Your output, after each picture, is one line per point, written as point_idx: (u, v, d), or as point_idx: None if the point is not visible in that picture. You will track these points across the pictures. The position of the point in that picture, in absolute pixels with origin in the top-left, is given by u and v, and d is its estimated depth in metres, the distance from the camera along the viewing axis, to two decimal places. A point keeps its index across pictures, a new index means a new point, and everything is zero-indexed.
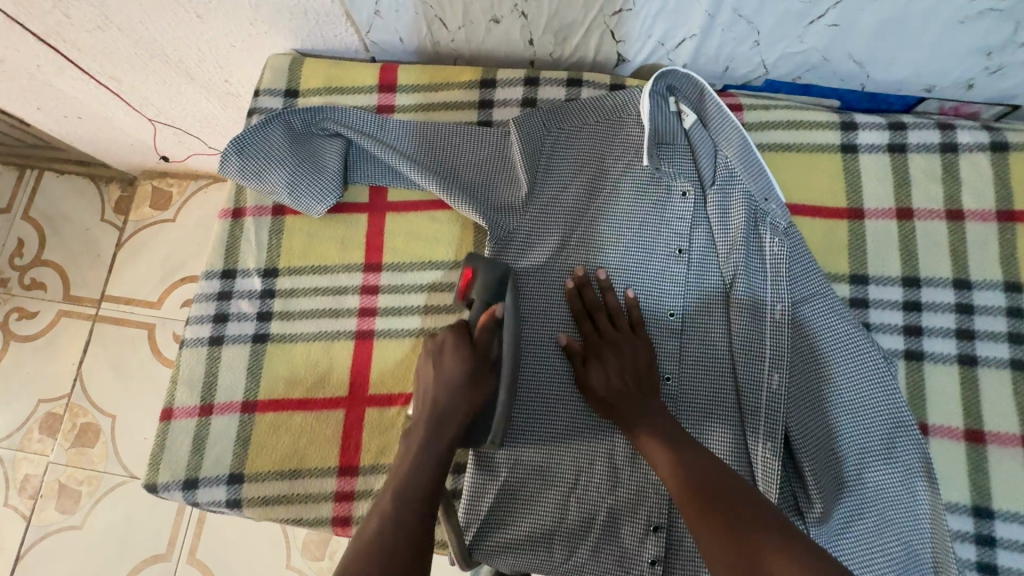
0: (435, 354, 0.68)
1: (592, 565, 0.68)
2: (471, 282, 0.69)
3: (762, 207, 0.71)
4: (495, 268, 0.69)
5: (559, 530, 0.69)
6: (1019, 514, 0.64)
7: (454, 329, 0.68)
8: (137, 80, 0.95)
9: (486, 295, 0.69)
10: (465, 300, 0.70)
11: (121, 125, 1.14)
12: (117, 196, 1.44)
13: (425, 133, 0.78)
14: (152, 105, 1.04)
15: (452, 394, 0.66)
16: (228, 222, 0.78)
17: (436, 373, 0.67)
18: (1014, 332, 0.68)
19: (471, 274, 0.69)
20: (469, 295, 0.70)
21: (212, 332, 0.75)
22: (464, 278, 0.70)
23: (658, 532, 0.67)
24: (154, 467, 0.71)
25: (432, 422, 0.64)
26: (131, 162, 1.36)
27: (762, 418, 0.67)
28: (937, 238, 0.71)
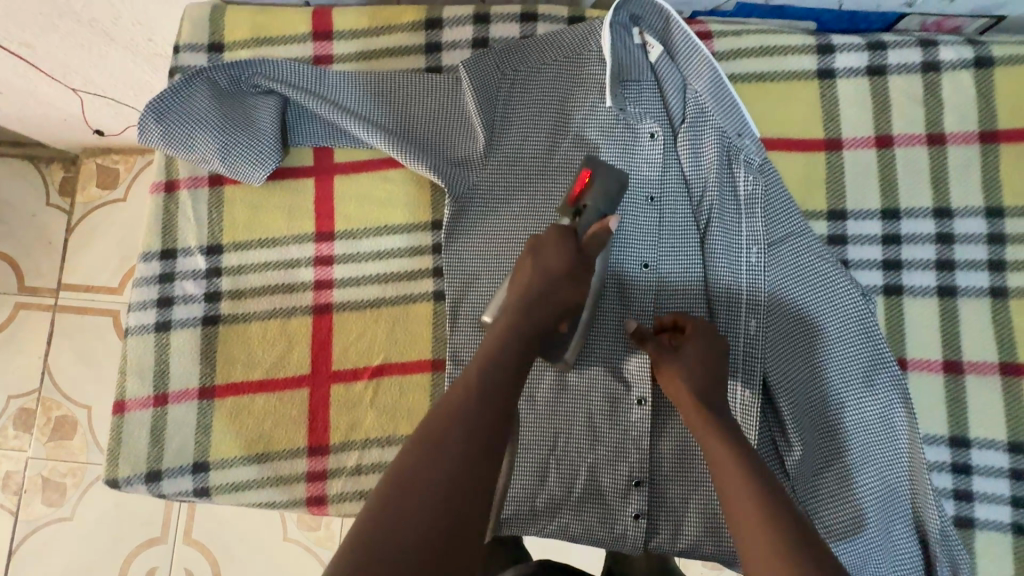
0: (537, 249, 0.59)
1: (577, 525, 0.67)
2: (586, 187, 0.61)
3: (735, 143, 0.67)
4: (614, 176, 0.61)
5: (542, 493, 0.67)
6: (995, 441, 0.64)
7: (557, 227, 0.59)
8: (51, 45, 0.85)
9: (602, 203, 0.61)
10: (574, 205, 0.61)
11: (46, 98, 1.03)
12: (60, 178, 1.34)
13: (369, 84, 0.71)
14: (75, 73, 0.93)
15: (550, 280, 0.58)
16: (161, 197, 0.72)
17: (536, 261, 0.58)
18: (994, 259, 0.66)
19: (589, 174, 0.61)
20: (581, 202, 0.61)
21: (158, 318, 0.70)
22: (580, 178, 0.61)
23: (640, 487, 0.66)
24: (113, 463, 0.67)
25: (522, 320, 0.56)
26: (67, 139, 1.25)
27: (742, 364, 0.64)
28: (918, 165, 0.67)
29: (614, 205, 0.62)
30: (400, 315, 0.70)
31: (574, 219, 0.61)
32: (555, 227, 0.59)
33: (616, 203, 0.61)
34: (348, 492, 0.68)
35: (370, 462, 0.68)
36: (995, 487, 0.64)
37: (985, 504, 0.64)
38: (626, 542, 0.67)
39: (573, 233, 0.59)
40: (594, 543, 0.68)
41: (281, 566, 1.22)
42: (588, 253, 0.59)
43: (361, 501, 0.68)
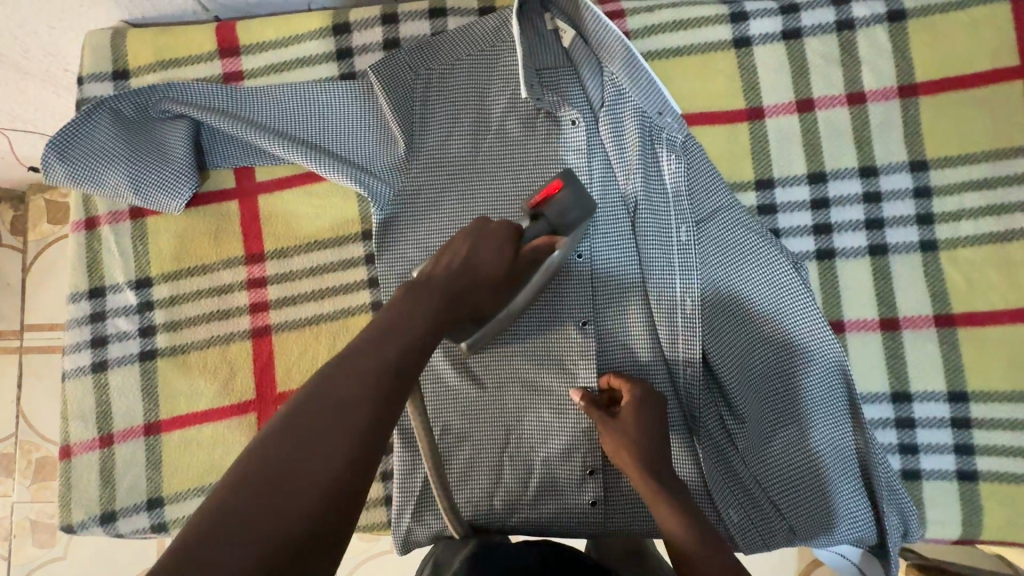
0: (476, 237, 0.56)
1: (537, 518, 0.68)
2: (553, 197, 0.59)
3: (655, 122, 0.66)
4: (580, 204, 0.59)
5: (501, 490, 0.68)
6: (936, 393, 0.65)
7: (508, 224, 0.58)
8: None
9: (558, 220, 0.59)
10: (535, 210, 0.60)
11: None
12: (9, 218, 1.30)
13: (282, 97, 0.69)
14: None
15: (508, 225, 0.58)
16: (83, 236, 0.70)
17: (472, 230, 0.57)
18: (923, 213, 0.66)
19: (560, 185, 0.59)
20: (542, 209, 0.59)
21: (93, 359, 0.68)
22: (551, 187, 0.59)
23: (595, 475, 0.67)
24: (66, 509, 0.66)
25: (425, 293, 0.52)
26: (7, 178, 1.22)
27: (681, 343, 0.65)
28: (840, 125, 0.67)
29: (574, 229, 0.60)
30: (340, 330, 0.69)
31: (532, 223, 0.59)
32: (508, 226, 0.58)
33: (579, 225, 0.59)
34: None
35: None
36: (939, 438, 0.64)
37: (931, 456, 0.65)
38: (585, 529, 0.68)
39: (519, 234, 0.58)
40: (554, 533, 0.69)
41: None
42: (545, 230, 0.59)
43: None
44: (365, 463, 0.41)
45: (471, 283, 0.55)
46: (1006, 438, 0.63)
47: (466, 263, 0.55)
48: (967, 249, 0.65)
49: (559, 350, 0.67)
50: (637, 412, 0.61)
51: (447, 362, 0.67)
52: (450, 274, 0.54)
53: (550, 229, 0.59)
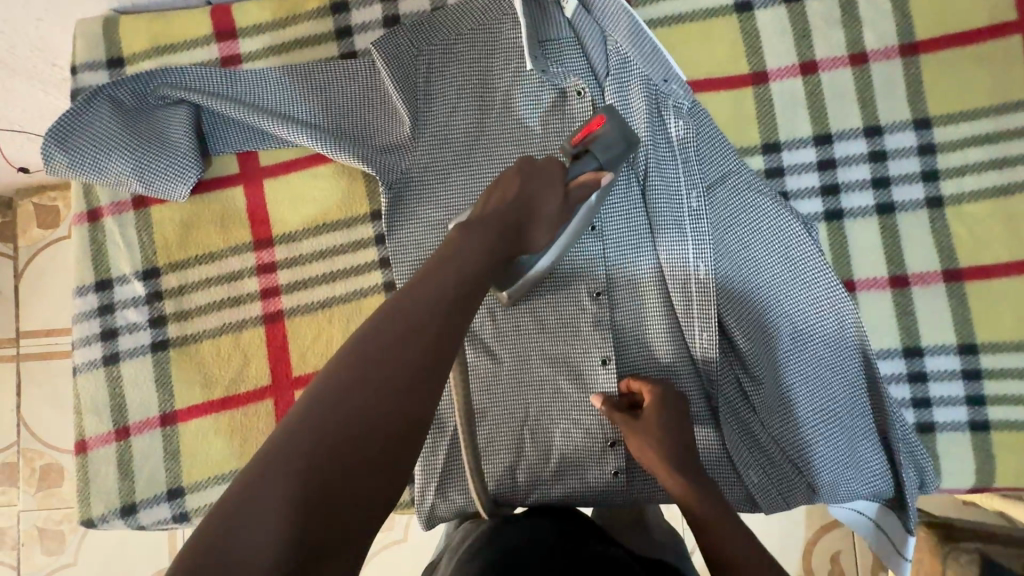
0: (528, 175, 0.57)
1: (559, 491, 0.68)
2: (597, 132, 0.60)
3: (661, 90, 0.66)
4: (624, 139, 0.61)
5: (522, 465, 0.68)
6: (947, 346, 0.66)
7: (558, 164, 0.59)
8: None
9: (605, 156, 0.60)
10: (577, 147, 0.60)
11: None
12: None
13: (283, 79, 0.68)
14: None
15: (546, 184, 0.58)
16: (86, 228, 0.69)
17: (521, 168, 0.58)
18: (928, 170, 0.66)
19: (603, 122, 0.60)
20: (587, 144, 0.60)
21: (104, 351, 0.67)
22: (593, 123, 0.60)
23: (615, 446, 0.67)
24: (86, 503, 0.66)
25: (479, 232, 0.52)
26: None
27: (696, 308, 0.65)
28: (843, 86, 0.67)
29: (615, 165, 0.61)
30: (353, 311, 0.69)
31: (575, 159, 0.60)
32: (555, 163, 0.59)
33: (621, 158, 0.61)
34: None
35: None
36: (952, 390, 0.65)
37: (944, 408, 0.66)
38: (606, 498, 0.69)
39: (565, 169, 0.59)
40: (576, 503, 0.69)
41: None
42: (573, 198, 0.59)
43: None
44: (433, 371, 0.43)
45: (524, 218, 0.56)
46: (1017, 387, 0.64)
47: (517, 200, 0.56)
48: (972, 203, 0.66)
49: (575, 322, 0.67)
50: (658, 417, 0.62)
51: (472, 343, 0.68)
52: (507, 205, 0.55)
53: (597, 165, 0.60)
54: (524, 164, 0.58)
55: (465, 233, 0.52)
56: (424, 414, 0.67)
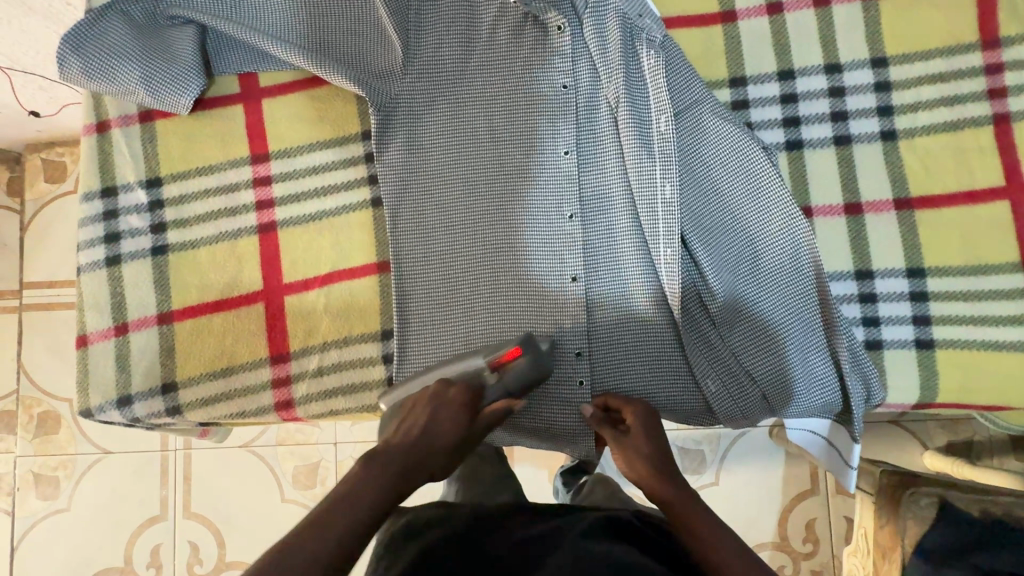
0: (436, 398, 0.62)
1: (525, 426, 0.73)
2: (511, 362, 0.65)
3: (636, 23, 0.70)
4: (536, 370, 0.65)
5: None
6: (895, 269, 0.70)
7: (467, 389, 0.63)
8: None
9: (513, 385, 0.65)
10: (495, 369, 0.65)
11: None
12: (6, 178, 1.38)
13: (283, 7, 0.73)
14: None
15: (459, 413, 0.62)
16: (95, 139, 0.73)
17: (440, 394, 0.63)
18: (883, 106, 0.71)
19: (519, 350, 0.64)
20: (502, 370, 0.65)
21: (107, 253, 0.72)
22: (512, 352, 0.64)
23: (584, 382, 0.71)
24: (85, 393, 0.70)
25: (375, 469, 0.57)
26: (11, 134, 1.29)
27: (663, 227, 0.69)
28: (807, 26, 0.72)
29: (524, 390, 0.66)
30: (342, 224, 0.73)
31: (490, 381, 0.65)
32: (461, 386, 0.63)
33: (532, 385, 0.66)
34: (313, 394, 0.72)
35: (331, 364, 0.72)
36: (899, 310, 0.69)
37: (892, 328, 0.70)
38: (563, 446, 0.73)
39: (481, 394, 0.64)
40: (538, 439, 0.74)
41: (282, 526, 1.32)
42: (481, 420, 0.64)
43: (327, 402, 0.72)
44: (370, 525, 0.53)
45: (436, 447, 0.61)
46: (958, 308, 0.69)
47: (427, 425, 0.61)
48: (924, 138, 0.71)
49: (549, 240, 0.72)
50: (644, 428, 0.67)
51: (439, 279, 0.72)
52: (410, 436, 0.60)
53: (506, 390, 0.65)
54: (438, 386, 0.63)
55: (388, 450, 0.59)
56: (397, 326, 0.71)
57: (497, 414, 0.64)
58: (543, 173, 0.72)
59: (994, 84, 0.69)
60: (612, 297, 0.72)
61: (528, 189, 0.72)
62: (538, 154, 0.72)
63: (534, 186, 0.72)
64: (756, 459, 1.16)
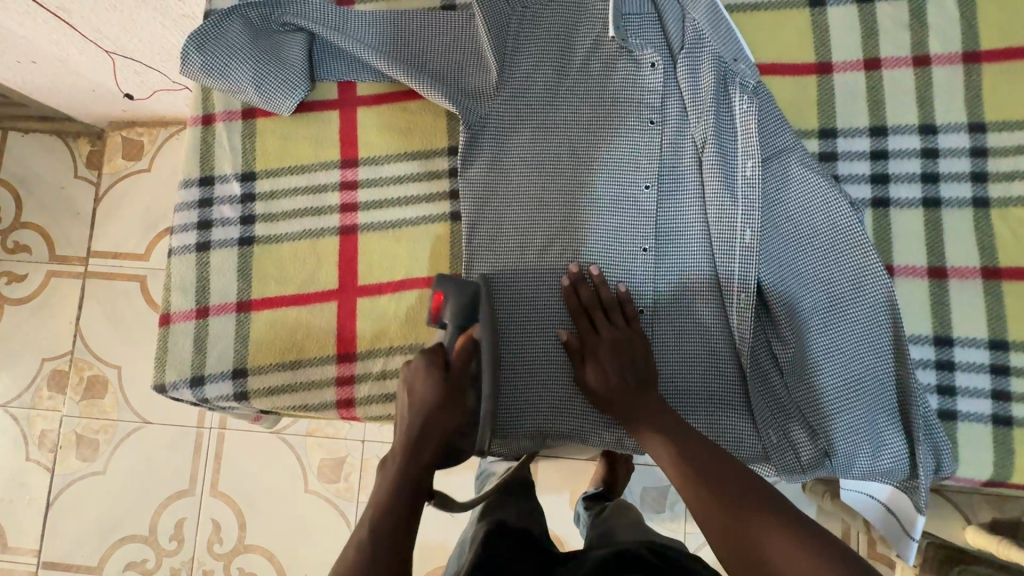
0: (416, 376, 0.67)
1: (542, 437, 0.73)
2: (443, 306, 0.69)
3: (731, 68, 0.71)
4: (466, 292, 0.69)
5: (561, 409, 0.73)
6: (977, 339, 0.68)
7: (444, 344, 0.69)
8: (86, 8, 0.97)
9: (460, 316, 0.69)
10: (438, 321, 0.69)
11: (78, 66, 1.16)
12: (87, 151, 1.46)
13: (387, 22, 0.76)
14: (108, 38, 1.05)
15: (431, 406, 0.66)
16: (199, 130, 0.78)
17: (412, 398, 0.66)
18: (976, 171, 0.70)
19: (442, 297, 0.69)
20: (442, 319, 0.69)
21: (198, 239, 0.76)
22: (436, 297, 0.69)
23: None
24: (161, 369, 0.73)
25: (411, 462, 0.65)
26: (99, 111, 1.37)
27: (737, 270, 0.69)
28: (904, 84, 0.72)
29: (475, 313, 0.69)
30: (420, 235, 0.76)
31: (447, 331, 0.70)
32: (430, 352, 0.68)
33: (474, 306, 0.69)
34: (374, 396, 0.73)
35: (394, 368, 0.74)
36: (978, 382, 0.67)
37: (968, 399, 0.68)
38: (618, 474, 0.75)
39: (442, 349, 0.69)
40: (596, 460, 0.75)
41: (303, 515, 1.34)
42: (456, 370, 0.68)
43: (386, 405, 0.73)
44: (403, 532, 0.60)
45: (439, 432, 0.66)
46: None
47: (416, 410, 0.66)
48: (1017, 208, 0.69)
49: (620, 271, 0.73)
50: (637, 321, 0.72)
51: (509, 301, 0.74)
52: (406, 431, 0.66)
53: (460, 326, 0.69)
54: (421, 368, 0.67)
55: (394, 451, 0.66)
56: None
57: (467, 349, 0.69)
58: (622, 205, 0.73)
59: None
60: (677, 335, 0.72)
61: (606, 219, 0.73)
62: (619, 186, 0.73)
63: (612, 217, 0.73)
64: None
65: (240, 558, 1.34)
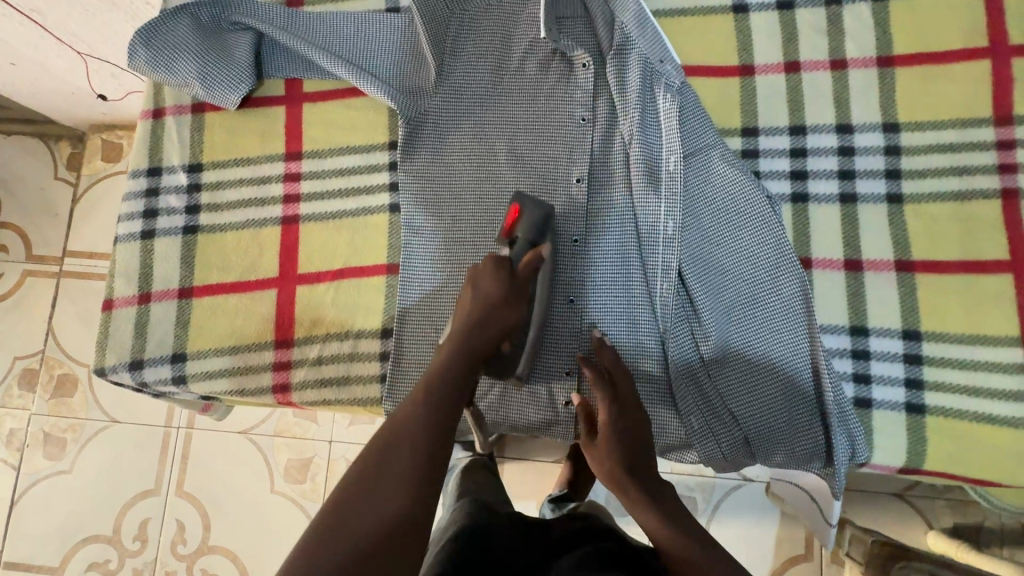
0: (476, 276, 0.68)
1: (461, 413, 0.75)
2: (517, 220, 0.70)
3: (657, 68, 0.74)
4: (541, 226, 0.71)
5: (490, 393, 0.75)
6: (891, 329, 0.70)
7: (499, 277, 0.67)
8: (59, 12, 1.01)
9: (531, 234, 0.70)
10: (509, 238, 0.71)
11: (57, 69, 1.19)
12: (67, 152, 1.49)
13: (332, 23, 0.80)
14: (83, 42, 1.08)
15: (490, 310, 0.66)
16: (149, 123, 0.80)
17: (476, 292, 0.67)
18: (891, 169, 0.73)
19: (519, 210, 0.70)
20: (514, 234, 0.70)
21: (144, 228, 0.78)
22: (512, 214, 0.70)
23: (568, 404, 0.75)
24: (102, 353, 0.75)
25: (461, 347, 0.65)
26: (78, 113, 1.40)
27: (660, 261, 0.72)
28: (822, 86, 0.75)
29: (542, 236, 0.71)
30: (360, 225, 0.78)
31: (511, 248, 0.71)
32: (495, 257, 0.68)
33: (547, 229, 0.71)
34: (310, 381, 0.75)
35: (330, 355, 0.75)
36: (892, 370, 0.69)
37: (883, 388, 0.69)
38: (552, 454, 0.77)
39: (508, 260, 0.68)
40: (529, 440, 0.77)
41: (267, 515, 1.34)
42: (520, 278, 0.68)
43: (322, 390, 0.75)
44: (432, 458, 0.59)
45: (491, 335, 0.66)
46: (953, 376, 0.69)
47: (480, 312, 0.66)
48: (931, 205, 0.72)
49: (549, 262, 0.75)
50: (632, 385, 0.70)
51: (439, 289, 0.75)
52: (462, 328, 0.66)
53: (529, 245, 0.70)
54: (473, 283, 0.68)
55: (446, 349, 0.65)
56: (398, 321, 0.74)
57: (530, 265, 0.68)
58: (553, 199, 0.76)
59: (1005, 159, 0.71)
60: (606, 325, 0.74)
61: None
62: (551, 180, 0.76)
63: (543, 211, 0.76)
64: (750, 514, 1.13)
65: (203, 559, 1.33)
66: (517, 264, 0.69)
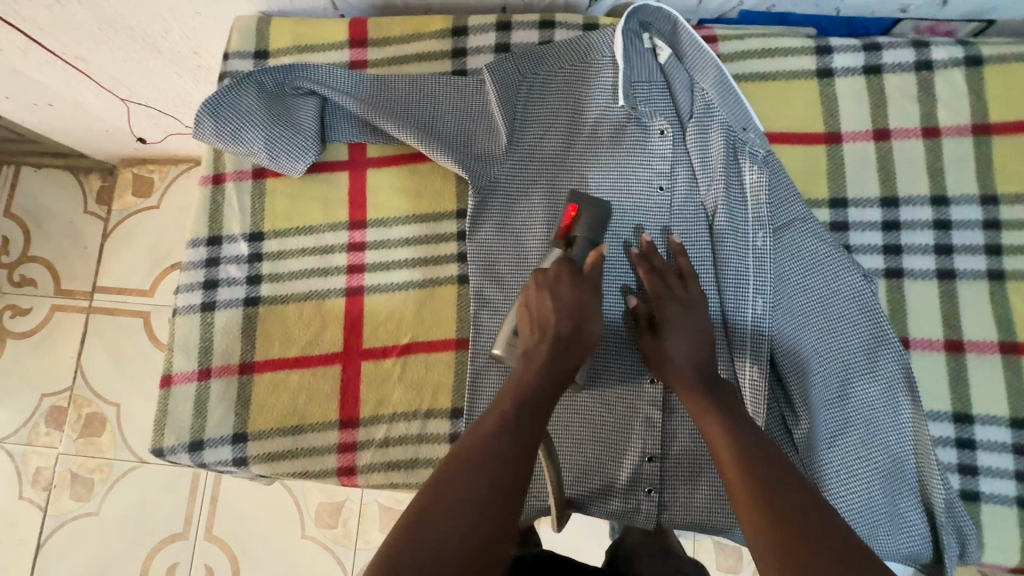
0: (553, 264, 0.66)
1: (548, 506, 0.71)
2: (575, 220, 0.68)
3: (740, 137, 0.71)
4: (597, 210, 0.68)
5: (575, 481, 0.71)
6: (997, 417, 0.66)
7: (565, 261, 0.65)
8: None
9: (590, 232, 0.68)
10: (565, 239, 0.68)
11: (92, 109, 1.14)
12: (98, 186, 1.47)
13: (398, 87, 0.77)
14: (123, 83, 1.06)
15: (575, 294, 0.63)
16: (209, 189, 0.78)
17: (552, 298, 0.62)
18: (991, 244, 0.69)
19: (576, 210, 0.68)
20: (571, 234, 0.68)
21: (203, 299, 0.75)
22: (569, 214, 0.68)
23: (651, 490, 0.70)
24: (160, 432, 0.72)
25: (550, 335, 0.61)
26: (111, 149, 1.38)
27: (750, 340, 0.67)
28: (914, 155, 0.71)
29: (600, 234, 0.69)
30: (427, 297, 0.75)
31: (569, 250, 0.68)
32: (564, 264, 0.65)
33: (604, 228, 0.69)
34: (376, 463, 0.71)
35: (397, 435, 0.72)
36: (1000, 462, 0.66)
37: (989, 479, 0.66)
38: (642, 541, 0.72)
39: (571, 260, 0.66)
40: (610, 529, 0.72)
41: (298, 563, 1.30)
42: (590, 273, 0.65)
43: (390, 473, 0.71)
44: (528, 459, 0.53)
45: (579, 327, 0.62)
46: None
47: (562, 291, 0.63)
48: None
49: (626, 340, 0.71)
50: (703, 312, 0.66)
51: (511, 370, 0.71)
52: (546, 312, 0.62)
53: (586, 245, 0.67)
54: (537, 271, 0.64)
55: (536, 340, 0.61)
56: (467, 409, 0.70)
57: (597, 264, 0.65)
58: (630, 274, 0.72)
59: None
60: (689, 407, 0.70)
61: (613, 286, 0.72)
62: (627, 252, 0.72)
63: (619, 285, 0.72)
64: None
65: None
66: (582, 263, 0.66)
